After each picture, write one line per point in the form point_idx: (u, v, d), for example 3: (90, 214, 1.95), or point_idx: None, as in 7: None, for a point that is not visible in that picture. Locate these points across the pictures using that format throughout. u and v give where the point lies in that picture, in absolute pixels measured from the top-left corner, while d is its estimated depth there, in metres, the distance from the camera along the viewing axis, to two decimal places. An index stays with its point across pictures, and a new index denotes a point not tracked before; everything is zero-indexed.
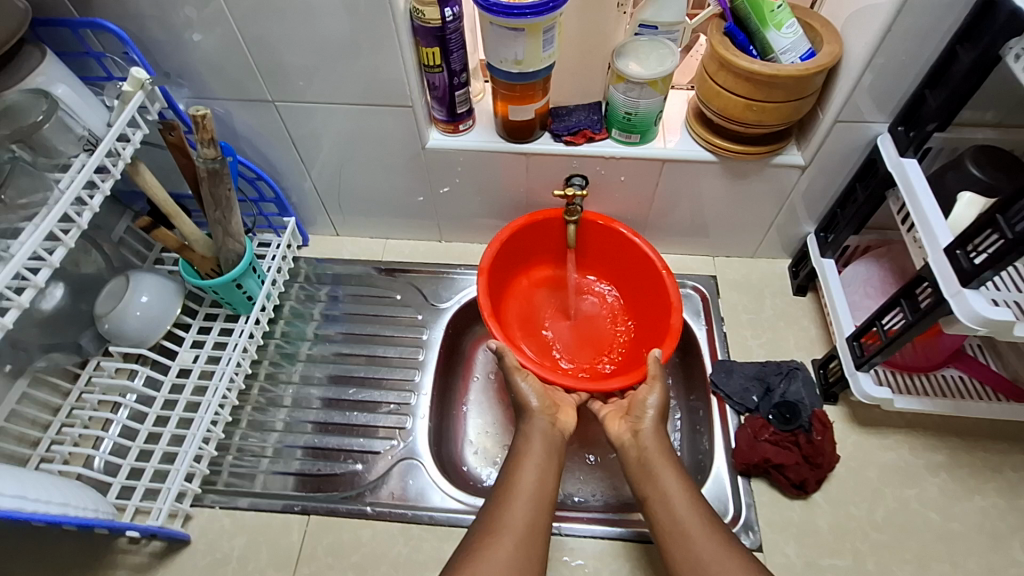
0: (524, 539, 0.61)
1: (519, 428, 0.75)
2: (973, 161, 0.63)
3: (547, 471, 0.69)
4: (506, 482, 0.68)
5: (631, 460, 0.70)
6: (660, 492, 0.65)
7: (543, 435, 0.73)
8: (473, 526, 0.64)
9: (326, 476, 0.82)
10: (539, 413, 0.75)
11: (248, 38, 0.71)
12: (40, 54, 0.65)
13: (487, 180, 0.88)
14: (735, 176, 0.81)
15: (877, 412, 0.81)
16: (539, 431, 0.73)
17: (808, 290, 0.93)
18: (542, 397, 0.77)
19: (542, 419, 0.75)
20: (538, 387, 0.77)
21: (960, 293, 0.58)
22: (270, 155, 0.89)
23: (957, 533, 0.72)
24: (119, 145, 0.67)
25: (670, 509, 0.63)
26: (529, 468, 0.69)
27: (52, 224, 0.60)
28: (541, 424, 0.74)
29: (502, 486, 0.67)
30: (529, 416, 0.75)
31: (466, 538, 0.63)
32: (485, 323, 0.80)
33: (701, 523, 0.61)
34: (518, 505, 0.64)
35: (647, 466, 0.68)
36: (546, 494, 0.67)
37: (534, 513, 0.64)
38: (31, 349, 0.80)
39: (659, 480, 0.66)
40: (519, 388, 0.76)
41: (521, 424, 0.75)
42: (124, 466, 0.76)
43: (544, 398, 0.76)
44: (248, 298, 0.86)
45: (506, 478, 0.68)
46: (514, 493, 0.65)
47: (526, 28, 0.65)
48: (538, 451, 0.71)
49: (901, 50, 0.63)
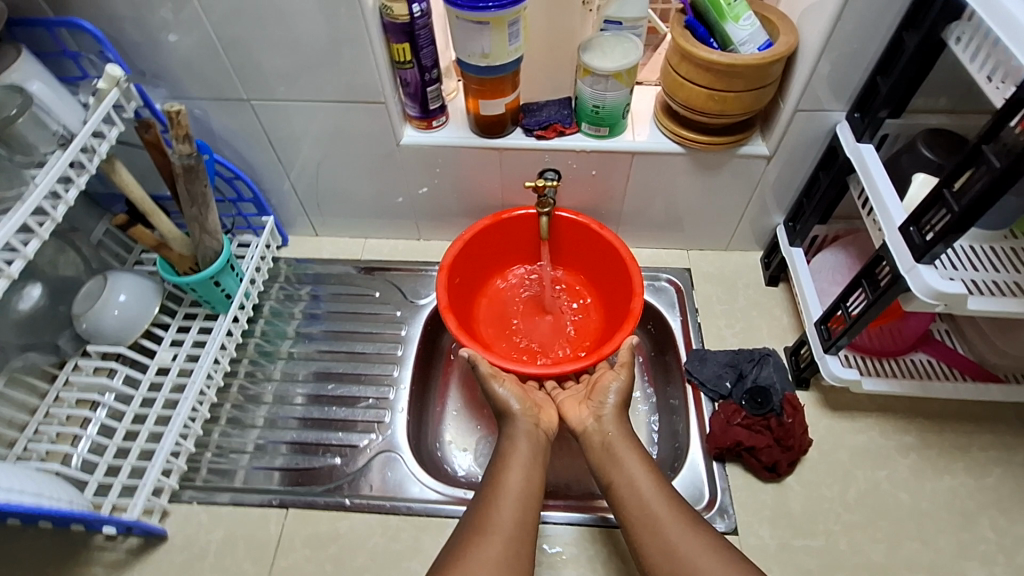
0: (513, 539, 0.61)
1: (502, 432, 0.75)
2: (924, 143, 0.67)
3: (533, 472, 0.69)
4: (494, 482, 0.68)
5: (595, 445, 0.72)
6: (628, 476, 0.67)
7: (527, 436, 0.73)
8: (460, 527, 0.64)
9: (304, 470, 0.82)
10: (521, 416, 0.75)
11: (223, 38, 0.73)
12: (14, 53, 0.65)
13: (461, 177, 0.90)
14: (703, 168, 0.83)
15: (848, 396, 0.82)
16: (524, 432, 0.73)
17: (780, 280, 0.94)
18: (524, 399, 0.77)
19: (526, 421, 0.75)
20: (517, 392, 0.77)
21: (914, 268, 0.60)
22: (248, 155, 0.90)
23: (926, 512, 0.73)
24: (95, 141, 0.69)
25: (636, 493, 0.65)
26: (516, 467, 0.69)
27: (25, 216, 0.60)
28: (525, 426, 0.74)
29: (488, 488, 0.67)
30: (511, 420, 0.75)
31: (451, 540, 0.63)
32: (442, 316, 0.82)
33: (668, 507, 0.63)
34: (504, 505, 0.64)
35: (610, 451, 0.70)
36: (533, 495, 0.67)
37: (522, 510, 0.64)
38: (9, 347, 0.80)
39: (625, 467, 0.68)
40: (498, 394, 0.76)
41: (506, 429, 0.75)
42: (101, 462, 0.76)
43: (524, 401, 0.76)
44: (226, 296, 0.87)
45: (491, 480, 0.68)
46: (500, 494, 0.66)
47: (490, 22, 0.67)
48: (523, 452, 0.71)
49: (852, 40, 0.66)
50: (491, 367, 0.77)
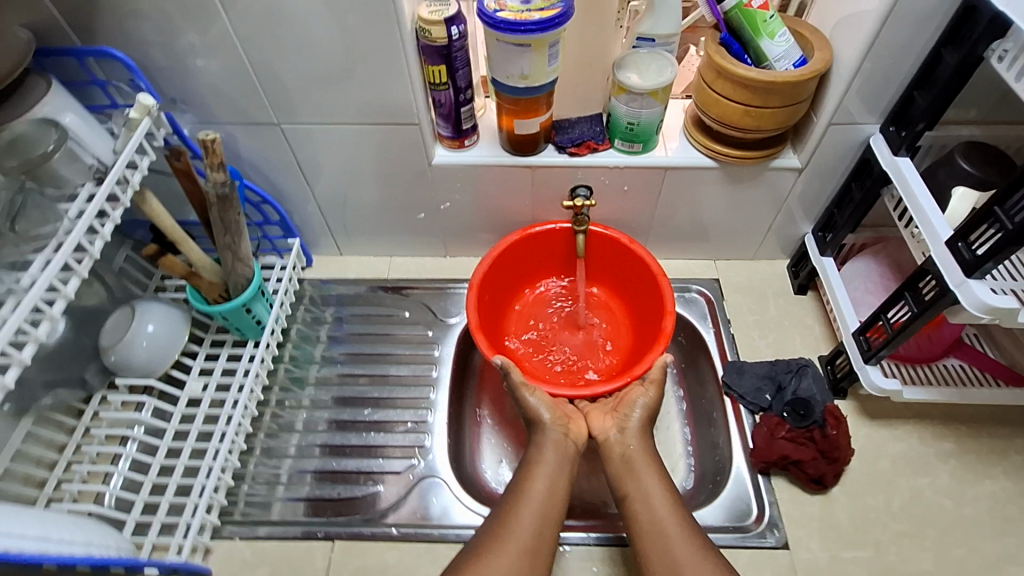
0: (528, 551, 0.62)
1: (531, 439, 0.75)
2: (962, 157, 0.67)
3: (557, 482, 0.69)
4: (515, 491, 0.68)
5: (614, 456, 0.72)
6: (644, 491, 0.67)
7: (556, 446, 0.72)
8: (477, 535, 0.64)
9: (346, 499, 0.81)
10: (551, 425, 0.74)
11: (253, 62, 0.72)
12: (45, 85, 0.64)
13: (488, 194, 0.89)
14: (735, 181, 0.84)
15: (884, 403, 0.83)
16: (552, 442, 0.72)
17: (809, 289, 0.95)
18: (553, 409, 0.76)
19: (556, 430, 0.74)
20: (548, 401, 0.76)
21: (964, 283, 0.60)
22: (274, 178, 0.89)
23: (971, 518, 0.74)
24: (128, 172, 0.67)
25: (651, 511, 0.65)
26: (540, 479, 0.69)
27: (66, 256, 0.59)
28: (553, 436, 0.73)
29: (509, 498, 0.67)
30: (540, 428, 0.74)
31: (467, 547, 0.63)
32: (472, 336, 0.81)
33: (680, 527, 0.63)
34: (524, 516, 0.65)
35: (630, 464, 0.70)
36: (554, 507, 0.67)
37: (541, 522, 0.65)
38: (35, 386, 0.78)
39: (643, 482, 0.68)
40: (529, 403, 0.75)
41: (534, 436, 0.74)
42: (138, 501, 0.74)
43: (554, 411, 0.75)
44: (257, 322, 0.85)
45: (513, 490, 0.68)
46: (520, 505, 0.66)
47: (531, 44, 0.66)
48: (550, 463, 0.71)
49: (889, 55, 0.66)
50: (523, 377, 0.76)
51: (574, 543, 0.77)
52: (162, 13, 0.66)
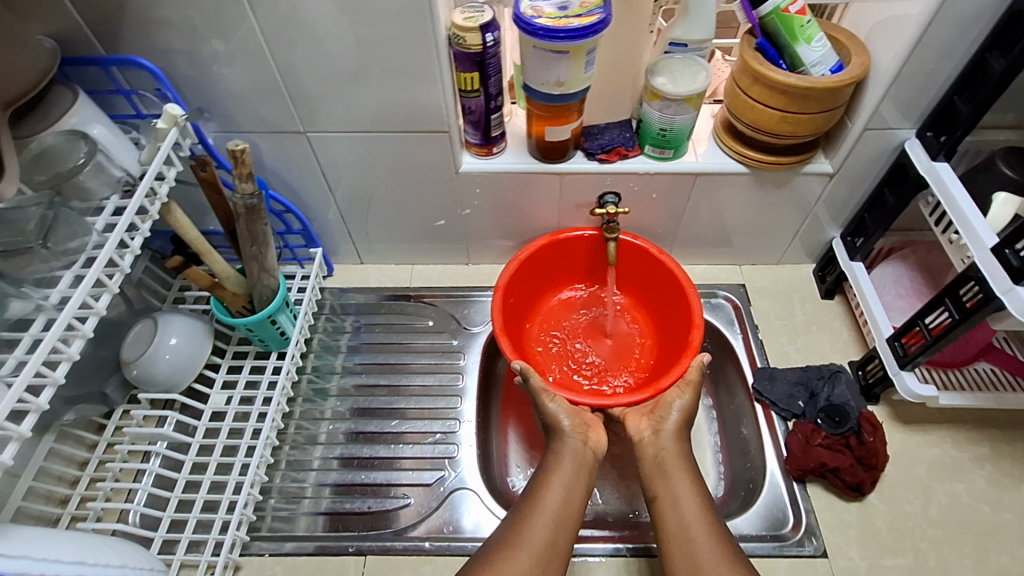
0: (542, 557, 0.60)
1: (548, 446, 0.73)
2: (1003, 161, 0.67)
3: (573, 490, 0.67)
4: (530, 497, 0.66)
5: (647, 457, 0.71)
6: (674, 495, 0.66)
7: (574, 455, 0.71)
8: (491, 540, 0.63)
9: (377, 513, 0.80)
10: (570, 433, 0.72)
11: (281, 69, 0.70)
12: (72, 96, 0.62)
13: (513, 201, 0.88)
14: (765, 186, 0.83)
15: (917, 408, 0.83)
16: (570, 450, 0.71)
17: (836, 293, 0.94)
18: (573, 416, 0.74)
19: (575, 439, 0.72)
20: (567, 407, 0.75)
21: (1012, 290, 0.60)
22: (297, 186, 0.87)
23: (1009, 524, 0.74)
24: (156, 184, 0.65)
25: (680, 515, 0.64)
26: (557, 485, 0.67)
27: (98, 271, 0.57)
28: (573, 444, 0.72)
29: (525, 502, 0.66)
30: (560, 436, 0.72)
31: (480, 551, 0.62)
32: (497, 339, 0.81)
33: (708, 532, 0.62)
34: (539, 521, 0.63)
35: (661, 465, 0.69)
36: (571, 514, 0.65)
37: (556, 528, 0.63)
38: (57, 403, 0.75)
39: (673, 484, 0.67)
40: (548, 409, 0.74)
41: (552, 443, 0.73)
42: (165, 518, 0.72)
43: (573, 417, 0.74)
44: (281, 334, 0.83)
45: (529, 495, 0.67)
46: (535, 510, 0.64)
47: (569, 51, 0.66)
48: (567, 469, 0.69)
49: (929, 59, 0.66)
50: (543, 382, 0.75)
51: (604, 554, 0.76)
52: (190, 20, 0.64)
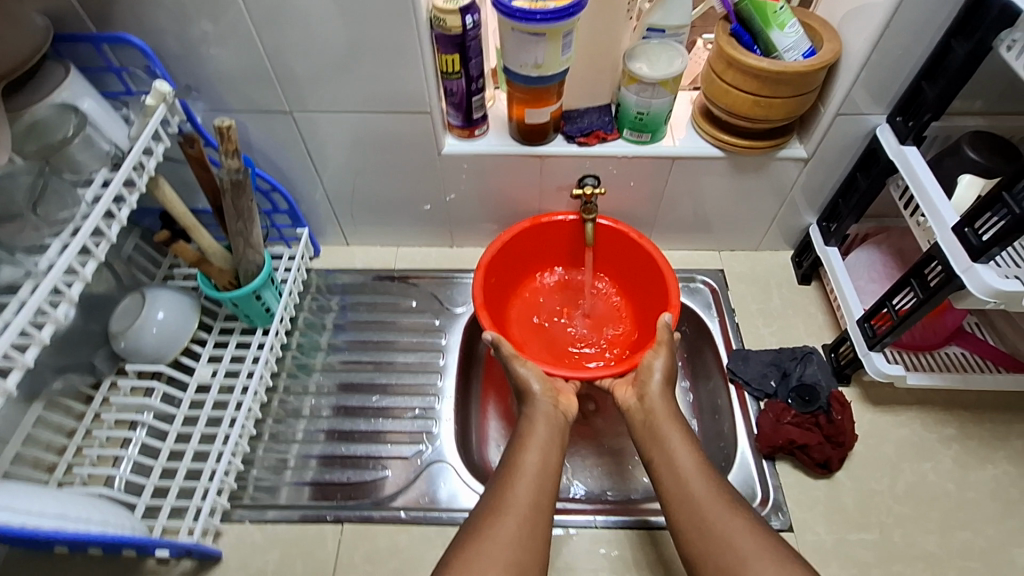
0: (527, 518, 0.61)
1: (522, 413, 0.75)
2: (969, 145, 0.68)
3: (550, 452, 0.69)
4: (509, 464, 0.67)
5: (637, 423, 0.72)
6: (668, 456, 0.67)
7: (547, 418, 0.72)
8: (477, 508, 0.64)
9: (355, 484, 0.82)
10: (540, 396, 0.74)
11: (268, 51, 0.72)
12: (63, 71, 0.63)
13: (495, 184, 0.90)
14: (741, 171, 0.85)
15: (887, 390, 0.84)
16: (542, 414, 0.72)
17: (812, 278, 0.96)
18: (544, 380, 0.76)
19: (545, 402, 0.74)
20: (539, 372, 0.76)
21: (971, 268, 0.62)
22: (284, 167, 0.89)
23: (973, 501, 0.75)
24: (144, 158, 0.67)
25: (676, 472, 0.65)
26: (533, 449, 0.68)
27: (84, 239, 0.59)
28: (544, 407, 0.73)
29: (503, 471, 0.67)
30: (531, 399, 0.74)
31: (469, 520, 0.63)
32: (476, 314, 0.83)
33: (707, 486, 0.63)
34: (519, 485, 0.64)
35: (652, 427, 0.70)
36: (549, 476, 0.66)
37: (536, 491, 0.64)
38: (46, 370, 0.78)
39: (666, 444, 0.68)
40: (519, 373, 0.76)
41: (524, 409, 0.75)
42: (148, 485, 0.74)
43: (544, 382, 0.76)
44: (265, 310, 0.86)
45: (507, 463, 0.68)
46: (514, 476, 0.65)
47: (545, 34, 0.67)
48: (540, 433, 0.70)
49: (896, 46, 0.68)
50: (515, 349, 0.77)
51: (579, 526, 0.78)
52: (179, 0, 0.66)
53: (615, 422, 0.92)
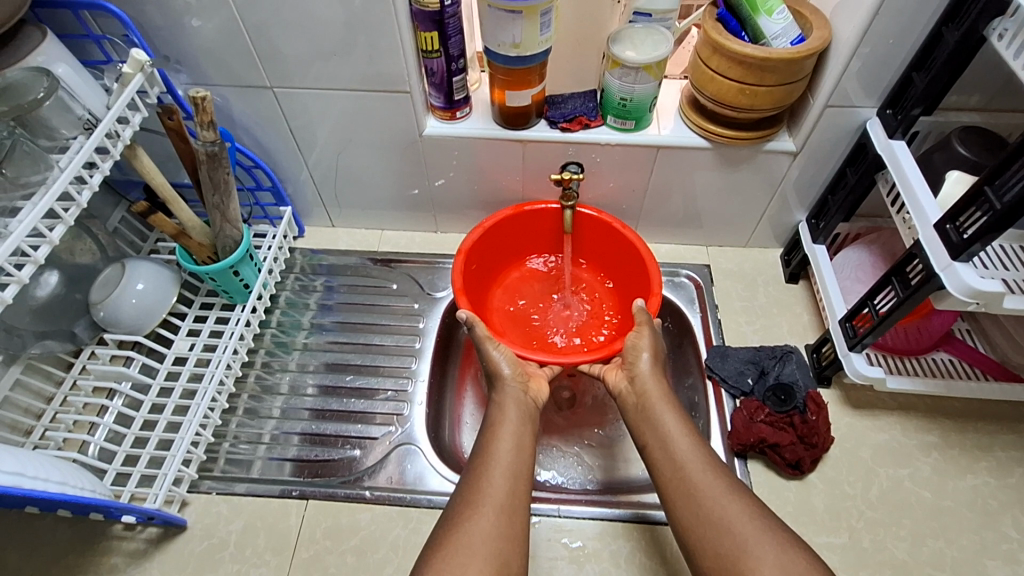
0: (505, 507, 0.59)
1: (491, 398, 0.73)
2: (959, 141, 0.67)
3: (522, 437, 0.67)
4: (482, 452, 0.65)
5: (631, 406, 0.71)
6: (663, 440, 0.66)
7: (517, 403, 0.71)
8: (452, 498, 0.62)
9: (323, 461, 0.82)
10: (511, 380, 0.73)
11: (249, 27, 0.71)
12: (39, 36, 0.64)
13: (480, 170, 0.90)
14: (729, 164, 0.83)
15: (869, 394, 0.82)
16: (512, 399, 0.71)
17: (800, 277, 0.94)
18: (514, 364, 0.75)
19: (515, 386, 0.73)
20: (510, 355, 0.75)
21: (950, 266, 0.59)
22: (269, 145, 0.89)
23: (949, 510, 0.73)
24: (119, 127, 0.67)
25: (671, 455, 0.64)
26: (505, 437, 0.66)
27: (51, 202, 0.59)
28: (513, 391, 0.72)
29: (476, 459, 0.65)
30: (500, 384, 0.73)
31: (445, 511, 0.61)
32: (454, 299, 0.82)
33: (704, 470, 0.61)
34: (496, 474, 0.62)
35: (645, 411, 0.69)
36: (522, 461, 0.65)
37: (513, 479, 0.62)
38: (26, 334, 0.77)
39: (659, 428, 0.67)
40: (491, 356, 0.74)
41: (494, 394, 0.73)
42: (120, 452, 0.75)
43: (515, 365, 0.74)
44: (244, 285, 0.86)
45: (480, 450, 0.66)
46: (490, 465, 0.63)
47: (523, 11, 0.67)
48: (512, 418, 0.69)
49: (889, 35, 0.65)
50: (487, 331, 0.76)
51: (543, 515, 0.77)
52: None
53: (592, 412, 0.91)
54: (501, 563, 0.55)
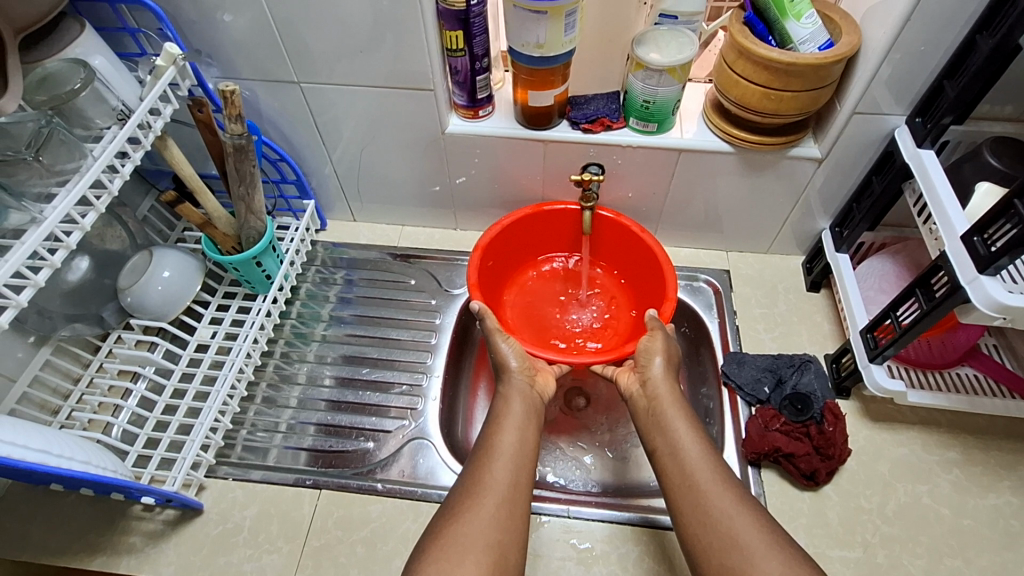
0: (506, 500, 0.60)
1: (497, 390, 0.74)
2: (990, 151, 0.66)
3: (527, 431, 0.68)
4: (486, 444, 0.66)
5: (641, 409, 0.71)
6: (672, 445, 0.65)
7: (523, 397, 0.71)
8: (454, 487, 0.62)
9: (337, 452, 0.83)
10: (517, 373, 0.74)
11: (279, 24, 0.73)
12: (79, 27, 0.66)
13: (501, 170, 0.90)
14: (753, 169, 0.82)
15: (889, 407, 0.81)
16: (518, 392, 0.71)
17: (822, 286, 0.93)
18: (523, 358, 0.75)
19: (522, 380, 0.73)
20: (519, 349, 0.76)
21: (976, 279, 0.58)
22: (294, 139, 0.91)
23: (968, 529, 0.71)
24: (150, 117, 0.69)
25: (680, 461, 0.64)
26: (509, 431, 0.67)
27: (84, 189, 0.61)
28: (519, 384, 0.73)
29: (479, 451, 0.65)
30: (507, 376, 0.73)
31: (447, 500, 0.61)
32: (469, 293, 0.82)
33: (713, 479, 0.61)
34: (498, 467, 0.62)
35: (656, 415, 0.69)
36: (525, 455, 0.65)
37: (516, 473, 0.62)
38: (57, 317, 0.79)
39: (670, 433, 0.67)
40: (499, 349, 0.75)
41: (501, 386, 0.73)
42: (141, 435, 0.76)
43: (523, 359, 0.75)
44: (266, 277, 0.87)
45: (484, 441, 0.66)
46: (493, 457, 0.63)
47: (548, 12, 0.67)
48: (517, 412, 0.69)
49: (920, 42, 0.64)
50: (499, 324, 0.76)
51: (552, 514, 0.77)
52: None
53: (601, 417, 0.91)
54: (499, 554, 0.55)
